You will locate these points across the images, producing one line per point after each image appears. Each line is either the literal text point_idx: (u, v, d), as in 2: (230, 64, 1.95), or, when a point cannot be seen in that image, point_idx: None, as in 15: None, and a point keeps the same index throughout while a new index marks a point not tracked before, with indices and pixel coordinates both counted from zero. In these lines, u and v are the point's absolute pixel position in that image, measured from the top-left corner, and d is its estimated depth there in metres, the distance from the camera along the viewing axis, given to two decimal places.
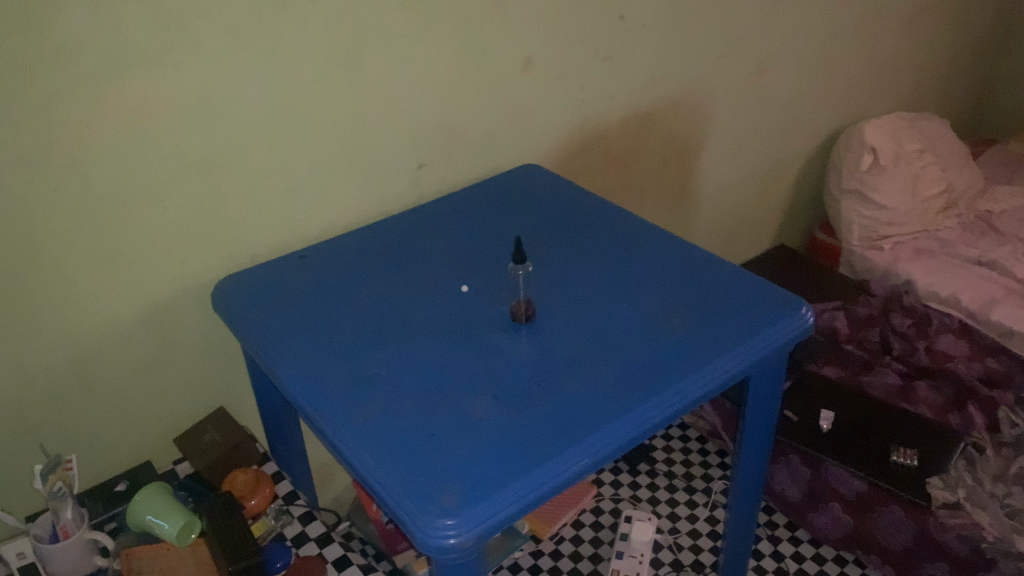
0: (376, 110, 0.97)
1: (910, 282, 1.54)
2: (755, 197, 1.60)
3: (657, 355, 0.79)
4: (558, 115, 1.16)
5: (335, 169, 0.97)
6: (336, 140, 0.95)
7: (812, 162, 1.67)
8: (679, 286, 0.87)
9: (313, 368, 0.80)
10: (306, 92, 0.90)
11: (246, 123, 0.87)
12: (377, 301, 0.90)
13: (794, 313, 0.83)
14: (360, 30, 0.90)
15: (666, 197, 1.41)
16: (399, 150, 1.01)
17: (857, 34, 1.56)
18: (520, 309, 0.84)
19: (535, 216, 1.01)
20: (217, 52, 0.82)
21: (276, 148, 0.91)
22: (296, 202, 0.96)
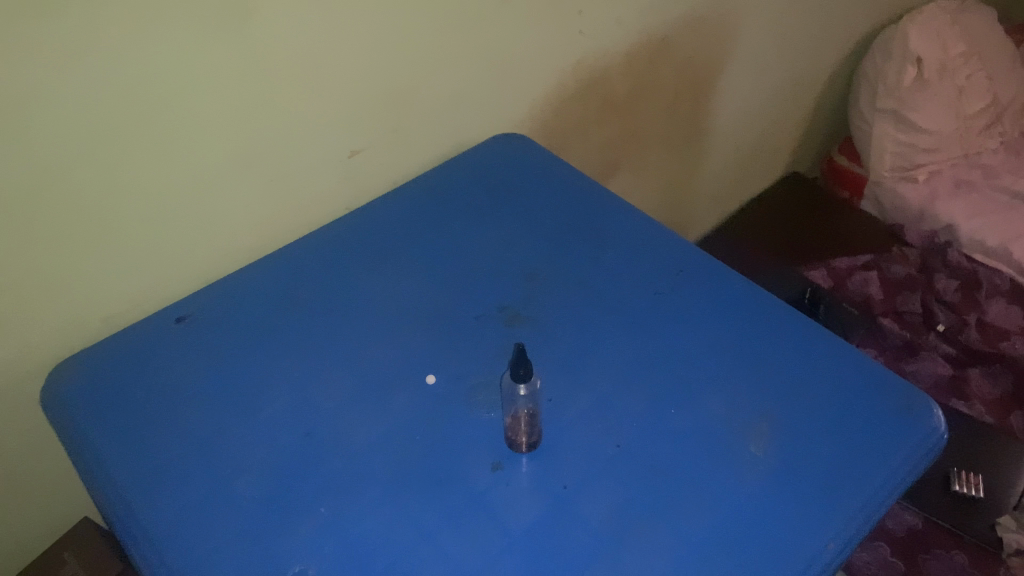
0: (287, 82, 0.62)
1: (952, 228, 1.27)
2: (771, 123, 1.29)
3: (739, 521, 0.51)
4: (544, 53, 0.80)
5: (222, 175, 0.63)
6: (218, 139, 0.61)
7: (837, 73, 1.35)
8: (754, 379, 0.59)
9: (195, 545, 0.50)
10: (165, 63, 0.54)
11: (61, 117, 0.52)
12: (297, 401, 0.58)
13: (923, 430, 0.56)
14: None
15: (673, 139, 1.09)
16: (324, 137, 0.68)
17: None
18: (519, 434, 0.55)
19: (530, 239, 0.70)
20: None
21: (116, 163, 0.57)
22: (164, 230, 0.63)
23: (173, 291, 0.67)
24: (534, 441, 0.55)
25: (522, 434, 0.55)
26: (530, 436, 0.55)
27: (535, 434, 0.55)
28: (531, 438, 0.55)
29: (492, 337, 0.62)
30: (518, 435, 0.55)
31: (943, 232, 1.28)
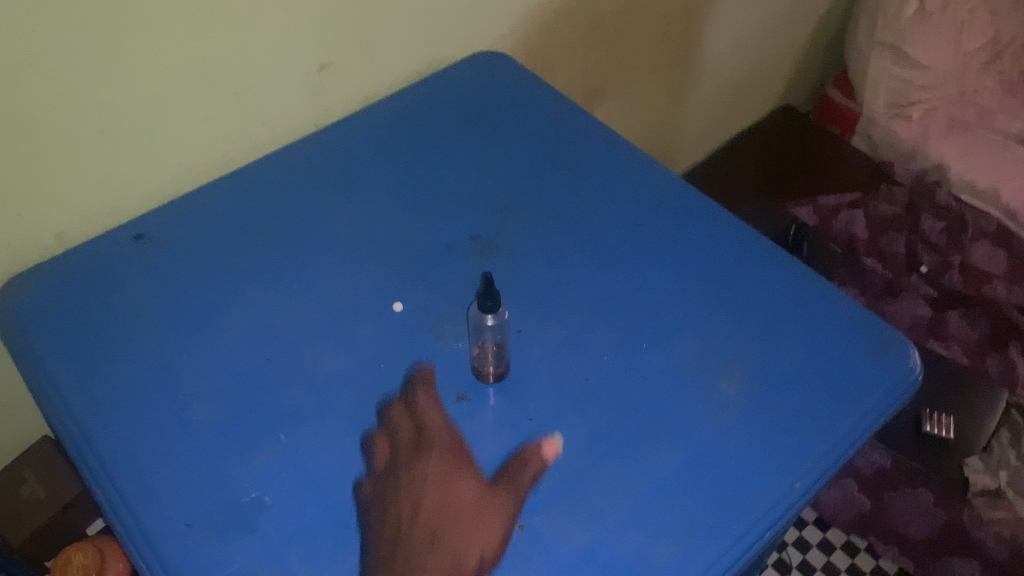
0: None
1: (942, 168, 1.25)
2: (765, 52, 1.24)
3: (704, 460, 0.50)
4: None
5: (182, 86, 0.59)
6: (175, 48, 0.57)
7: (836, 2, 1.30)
8: (729, 316, 0.57)
9: (150, 470, 0.49)
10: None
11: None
12: (259, 325, 0.56)
13: (897, 374, 0.55)
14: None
15: (662, 66, 1.05)
16: (291, 48, 0.64)
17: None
18: (484, 363, 0.54)
19: (507, 165, 0.67)
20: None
21: (62, 70, 0.53)
22: (119, 142, 0.59)
23: (131, 207, 0.64)
24: (500, 371, 0.54)
25: (487, 363, 0.54)
26: (496, 367, 0.54)
27: (502, 365, 0.54)
28: (497, 369, 0.54)
29: (462, 265, 0.60)
30: (483, 365, 0.54)
31: (933, 172, 1.26)
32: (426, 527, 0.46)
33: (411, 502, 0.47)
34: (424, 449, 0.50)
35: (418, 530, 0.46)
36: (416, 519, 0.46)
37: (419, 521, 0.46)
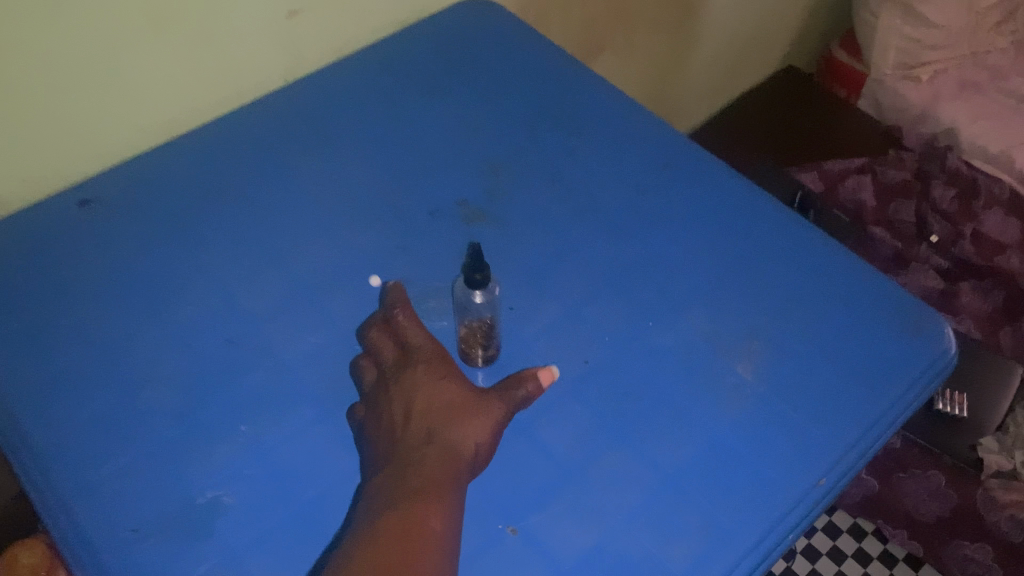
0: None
1: (954, 131, 1.19)
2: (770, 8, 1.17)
3: (718, 453, 0.45)
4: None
5: (133, 23, 0.51)
6: None
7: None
8: (744, 291, 0.52)
9: (93, 464, 0.43)
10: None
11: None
12: (219, 302, 0.50)
13: (931, 353, 0.49)
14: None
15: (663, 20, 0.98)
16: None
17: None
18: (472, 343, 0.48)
19: (498, 124, 0.61)
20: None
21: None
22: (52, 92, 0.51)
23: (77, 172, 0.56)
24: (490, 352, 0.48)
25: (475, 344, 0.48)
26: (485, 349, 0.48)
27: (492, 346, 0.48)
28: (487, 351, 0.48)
29: (448, 234, 0.54)
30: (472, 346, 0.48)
31: (943, 136, 1.19)
32: (418, 425, 0.42)
33: (402, 404, 0.43)
34: (411, 347, 0.45)
35: (414, 424, 0.42)
36: (411, 414, 0.42)
37: (413, 414, 0.42)
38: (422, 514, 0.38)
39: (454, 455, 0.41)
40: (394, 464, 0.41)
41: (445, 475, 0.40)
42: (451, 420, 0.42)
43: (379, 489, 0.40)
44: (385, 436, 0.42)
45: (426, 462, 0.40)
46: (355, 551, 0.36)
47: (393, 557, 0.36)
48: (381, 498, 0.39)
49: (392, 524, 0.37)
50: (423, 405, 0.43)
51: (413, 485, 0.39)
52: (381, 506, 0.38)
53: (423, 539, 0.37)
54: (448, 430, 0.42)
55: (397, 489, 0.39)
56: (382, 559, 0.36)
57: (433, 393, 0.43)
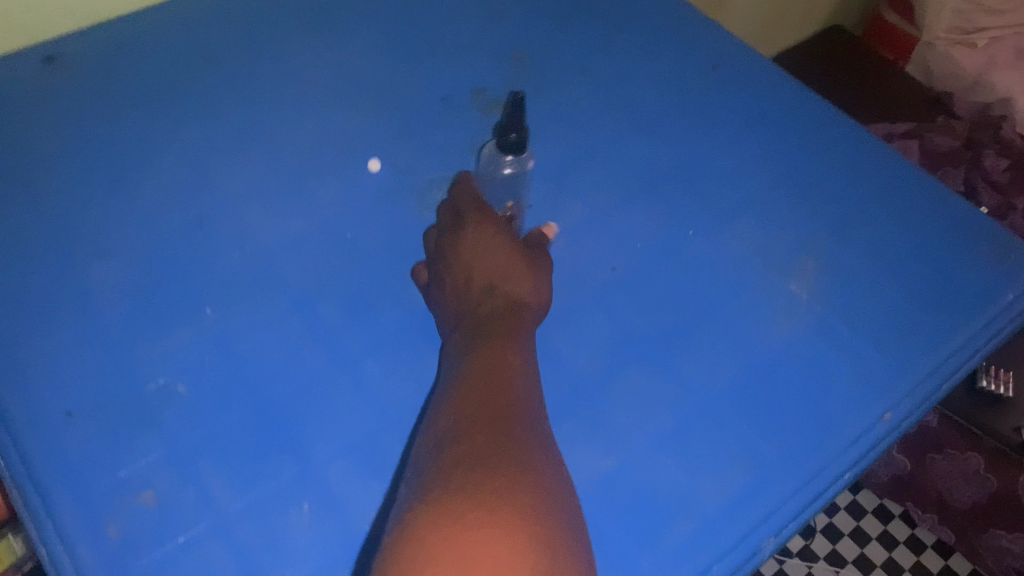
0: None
1: (1009, 100, 1.11)
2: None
3: (767, 375, 0.38)
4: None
5: None
6: None
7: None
8: (800, 203, 0.45)
9: (31, 344, 0.37)
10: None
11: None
12: (194, 177, 0.44)
13: (1021, 284, 0.42)
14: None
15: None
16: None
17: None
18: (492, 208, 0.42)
19: (525, 11, 0.54)
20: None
21: None
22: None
23: (46, 30, 0.49)
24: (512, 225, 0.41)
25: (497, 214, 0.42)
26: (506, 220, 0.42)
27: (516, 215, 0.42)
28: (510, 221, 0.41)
29: (460, 123, 0.47)
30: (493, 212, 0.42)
31: (997, 105, 1.12)
32: (481, 283, 0.38)
33: (461, 266, 0.39)
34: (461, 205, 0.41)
35: (475, 282, 0.38)
36: (470, 273, 0.38)
37: (472, 273, 0.38)
38: (504, 351, 0.33)
39: (522, 311, 0.37)
40: (466, 327, 0.36)
41: (519, 325, 0.36)
42: (512, 274, 0.38)
43: (454, 356, 0.35)
44: (449, 301, 0.38)
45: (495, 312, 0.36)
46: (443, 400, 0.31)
47: (486, 390, 0.31)
48: (459, 358, 0.34)
49: (476, 369, 0.32)
50: (481, 265, 0.39)
51: (486, 332, 0.35)
52: (460, 365, 0.33)
53: (511, 376, 0.32)
54: (510, 283, 0.38)
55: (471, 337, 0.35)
56: (474, 394, 0.30)
57: (489, 249, 0.39)
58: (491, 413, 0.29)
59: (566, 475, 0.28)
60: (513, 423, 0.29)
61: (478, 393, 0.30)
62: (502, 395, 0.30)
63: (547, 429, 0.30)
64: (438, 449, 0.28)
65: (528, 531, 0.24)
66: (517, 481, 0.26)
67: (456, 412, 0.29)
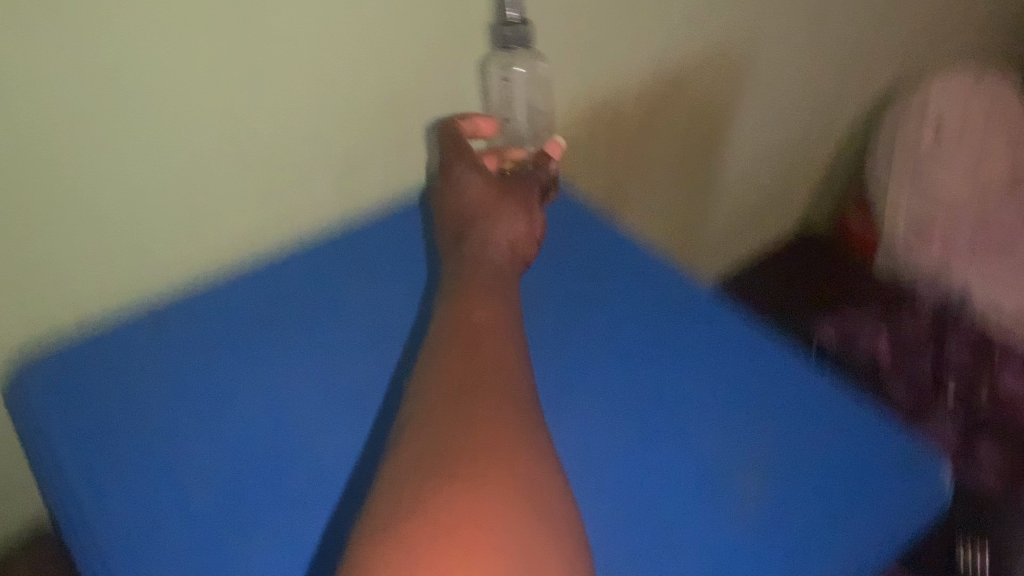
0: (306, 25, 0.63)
1: (967, 290, 1.22)
2: (796, 165, 1.30)
3: (723, 558, 0.50)
4: (579, 57, 0.83)
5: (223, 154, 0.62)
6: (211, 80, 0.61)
7: (863, 119, 1.36)
8: (752, 418, 0.58)
9: (148, 550, 0.51)
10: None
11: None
12: (269, 413, 0.59)
13: (926, 486, 0.54)
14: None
15: (699, 151, 1.09)
16: (349, 79, 0.69)
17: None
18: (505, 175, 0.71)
19: (542, 260, 0.71)
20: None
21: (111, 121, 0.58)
22: (216, 134, 0.64)
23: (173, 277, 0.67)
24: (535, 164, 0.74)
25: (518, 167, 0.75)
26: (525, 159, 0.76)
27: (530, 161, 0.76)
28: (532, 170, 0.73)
29: None
30: (479, 121, 0.75)
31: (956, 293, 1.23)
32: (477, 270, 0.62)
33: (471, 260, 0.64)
34: (466, 156, 0.71)
35: (475, 268, 0.62)
36: (472, 264, 0.63)
37: (475, 266, 0.63)
38: (502, 351, 0.52)
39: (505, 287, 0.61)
40: (467, 290, 0.60)
41: (501, 279, 0.62)
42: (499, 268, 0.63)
43: (458, 308, 0.58)
44: (458, 277, 0.62)
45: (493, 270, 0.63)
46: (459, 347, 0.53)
47: (486, 365, 0.50)
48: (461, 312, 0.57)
49: (480, 348, 0.52)
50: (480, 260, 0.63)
51: (464, 340, 0.52)
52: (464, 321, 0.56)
53: (502, 359, 0.51)
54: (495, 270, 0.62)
55: (454, 348, 0.52)
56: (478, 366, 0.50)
57: (486, 249, 0.65)
58: (482, 379, 0.48)
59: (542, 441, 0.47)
60: (499, 392, 0.48)
61: (480, 376, 0.49)
62: (480, 379, 0.48)
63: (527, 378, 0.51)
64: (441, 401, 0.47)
65: (536, 519, 0.41)
66: (503, 446, 0.44)
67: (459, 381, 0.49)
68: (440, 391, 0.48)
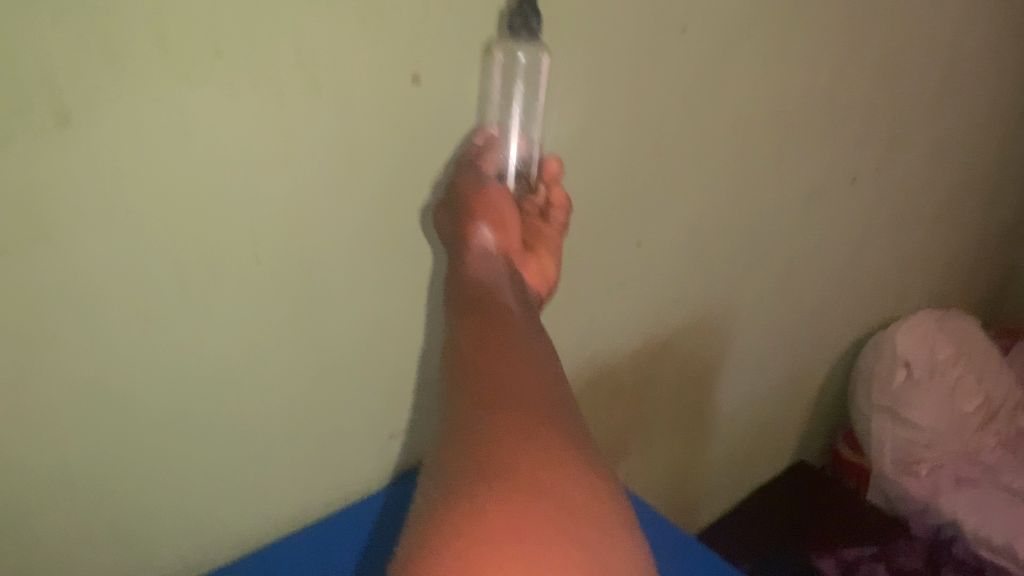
0: (405, 324, 0.77)
1: (957, 524, 1.32)
2: (789, 395, 1.42)
3: None
4: (585, 333, 0.99)
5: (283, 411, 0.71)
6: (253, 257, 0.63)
7: (851, 353, 1.50)
8: None
9: None
10: (300, 128, 0.61)
11: (241, 327, 0.65)
12: None
13: None
14: (364, 54, 0.61)
15: (696, 381, 1.22)
16: (429, 348, 0.80)
17: (919, 208, 1.41)
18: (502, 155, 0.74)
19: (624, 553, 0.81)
20: (202, 264, 0.60)
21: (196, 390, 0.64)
22: (297, 400, 0.72)
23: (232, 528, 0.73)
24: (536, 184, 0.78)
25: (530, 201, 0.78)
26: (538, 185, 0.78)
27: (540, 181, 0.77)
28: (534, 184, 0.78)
29: None
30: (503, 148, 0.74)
31: (947, 527, 1.33)
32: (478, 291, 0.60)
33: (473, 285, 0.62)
34: (454, 197, 0.70)
35: (474, 294, 0.60)
36: (472, 290, 0.61)
37: (473, 290, 0.61)
38: (504, 354, 0.49)
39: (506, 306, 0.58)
40: (464, 314, 0.57)
41: (503, 300, 0.59)
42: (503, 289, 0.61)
43: (456, 336, 0.54)
44: (461, 305, 0.59)
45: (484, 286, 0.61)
46: (460, 367, 0.49)
47: (491, 370, 0.47)
48: (458, 338, 0.53)
49: (479, 355, 0.49)
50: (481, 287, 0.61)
51: (487, 334, 0.52)
52: (464, 347, 0.52)
53: (507, 359, 0.48)
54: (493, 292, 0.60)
55: (476, 339, 0.52)
56: (480, 374, 0.47)
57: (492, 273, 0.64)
58: (493, 381, 0.46)
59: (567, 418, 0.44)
60: (510, 394, 0.45)
61: (493, 375, 0.47)
62: (504, 390, 0.45)
63: (538, 375, 0.47)
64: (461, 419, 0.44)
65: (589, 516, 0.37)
66: (525, 427, 0.42)
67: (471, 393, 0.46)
68: (468, 377, 0.47)
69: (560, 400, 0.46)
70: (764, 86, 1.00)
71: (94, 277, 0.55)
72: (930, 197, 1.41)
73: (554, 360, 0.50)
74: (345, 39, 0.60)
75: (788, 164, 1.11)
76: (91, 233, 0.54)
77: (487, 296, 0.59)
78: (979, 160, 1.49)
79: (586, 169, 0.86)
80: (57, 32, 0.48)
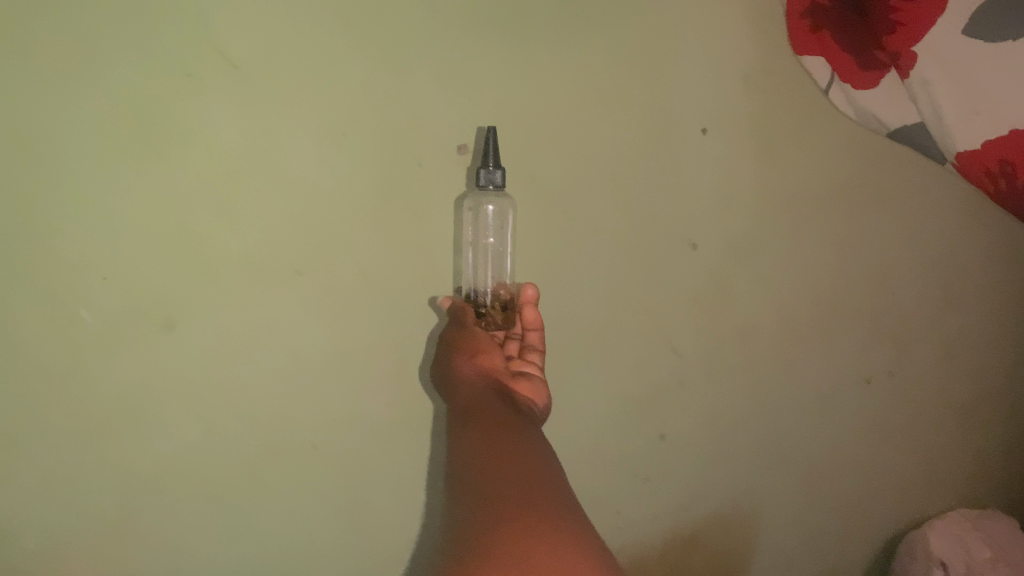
0: (436, 476, 0.90)
1: None
2: None
3: None
4: (607, 519, 1.06)
5: (334, 531, 0.86)
6: (314, 368, 0.79)
7: (884, 550, 1.50)
8: None
9: None
10: (352, 254, 0.77)
11: (300, 434, 0.80)
12: None
13: None
14: (404, 197, 0.78)
15: None
16: None
17: (941, 415, 1.46)
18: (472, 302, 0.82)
19: None
20: (259, 422, 0.77)
21: (267, 502, 0.81)
22: (347, 523, 0.86)
23: None
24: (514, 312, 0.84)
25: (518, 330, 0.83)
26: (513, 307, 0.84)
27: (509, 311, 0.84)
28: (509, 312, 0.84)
29: None
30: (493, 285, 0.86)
31: None
32: (479, 410, 0.68)
33: (476, 407, 0.69)
34: (444, 342, 0.79)
35: (475, 414, 0.68)
36: (474, 410, 0.69)
37: (474, 410, 0.69)
38: (505, 461, 0.58)
39: (509, 424, 0.65)
40: (467, 437, 0.64)
41: (500, 410, 0.68)
42: (502, 404, 0.69)
43: (461, 450, 0.63)
44: (466, 437, 0.64)
45: (482, 404, 0.69)
46: (464, 468, 0.60)
47: (492, 476, 0.57)
48: (462, 453, 0.62)
49: (479, 463, 0.59)
50: (485, 404, 0.69)
51: (489, 443, 0.61)
52: (465, 455, 0.62)
53: (507, 464, 0.58)
54: (493, 407, 0.68)
55: (477, 447, 0.61)
56: (487, 478, 0.56)
57: (490, 390, 0.71)
58: (498, 483, 0.56)
59: (564, 501, 0.55)
60: (512, 490, 0.54)
61: (495, 476, 0.56)
62: (511, 487, 0.55)
63: (532, 464, 0.58)
64: (474, 515, 0.53)
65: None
66: (531, 521, 0.51)
67: (478, 493, 0.55)
68: (475, 476, 0.57)
69: (555, 486, 0.56)
70: (773, 300, 1.11)
71: (192, 415, 0.74)
72: (952, 405, 1.46)
73: (557, 466, 0.59)
74: (381, 190, 0.76)
75: (804, 371, 1.19)
76: (181, 395, 0.73)
77: (484, 416, 0.67)
78: (1011, 370, 1.54)
79: (602, 359, 0.98)
80: (165, 249, 0.69)
